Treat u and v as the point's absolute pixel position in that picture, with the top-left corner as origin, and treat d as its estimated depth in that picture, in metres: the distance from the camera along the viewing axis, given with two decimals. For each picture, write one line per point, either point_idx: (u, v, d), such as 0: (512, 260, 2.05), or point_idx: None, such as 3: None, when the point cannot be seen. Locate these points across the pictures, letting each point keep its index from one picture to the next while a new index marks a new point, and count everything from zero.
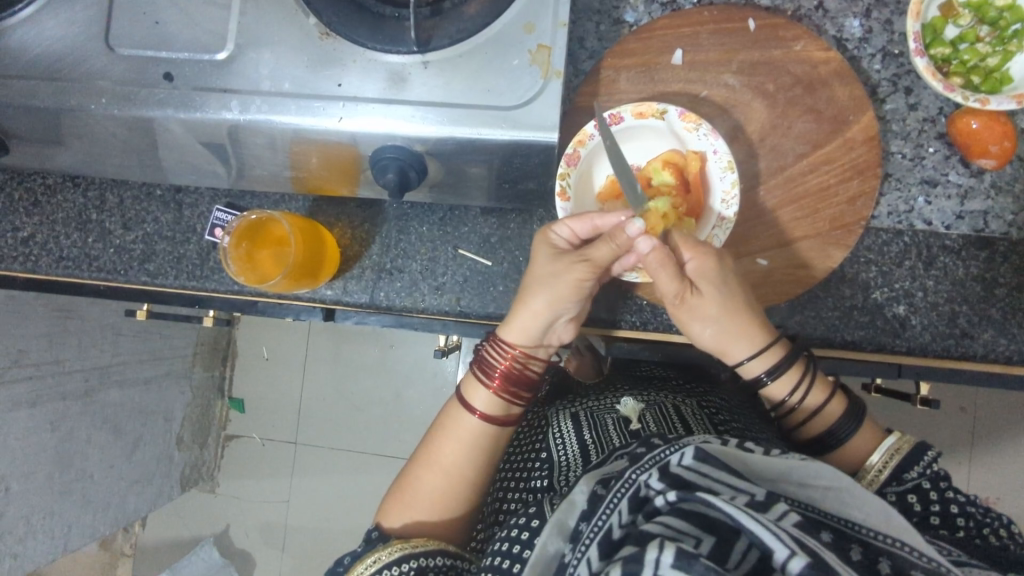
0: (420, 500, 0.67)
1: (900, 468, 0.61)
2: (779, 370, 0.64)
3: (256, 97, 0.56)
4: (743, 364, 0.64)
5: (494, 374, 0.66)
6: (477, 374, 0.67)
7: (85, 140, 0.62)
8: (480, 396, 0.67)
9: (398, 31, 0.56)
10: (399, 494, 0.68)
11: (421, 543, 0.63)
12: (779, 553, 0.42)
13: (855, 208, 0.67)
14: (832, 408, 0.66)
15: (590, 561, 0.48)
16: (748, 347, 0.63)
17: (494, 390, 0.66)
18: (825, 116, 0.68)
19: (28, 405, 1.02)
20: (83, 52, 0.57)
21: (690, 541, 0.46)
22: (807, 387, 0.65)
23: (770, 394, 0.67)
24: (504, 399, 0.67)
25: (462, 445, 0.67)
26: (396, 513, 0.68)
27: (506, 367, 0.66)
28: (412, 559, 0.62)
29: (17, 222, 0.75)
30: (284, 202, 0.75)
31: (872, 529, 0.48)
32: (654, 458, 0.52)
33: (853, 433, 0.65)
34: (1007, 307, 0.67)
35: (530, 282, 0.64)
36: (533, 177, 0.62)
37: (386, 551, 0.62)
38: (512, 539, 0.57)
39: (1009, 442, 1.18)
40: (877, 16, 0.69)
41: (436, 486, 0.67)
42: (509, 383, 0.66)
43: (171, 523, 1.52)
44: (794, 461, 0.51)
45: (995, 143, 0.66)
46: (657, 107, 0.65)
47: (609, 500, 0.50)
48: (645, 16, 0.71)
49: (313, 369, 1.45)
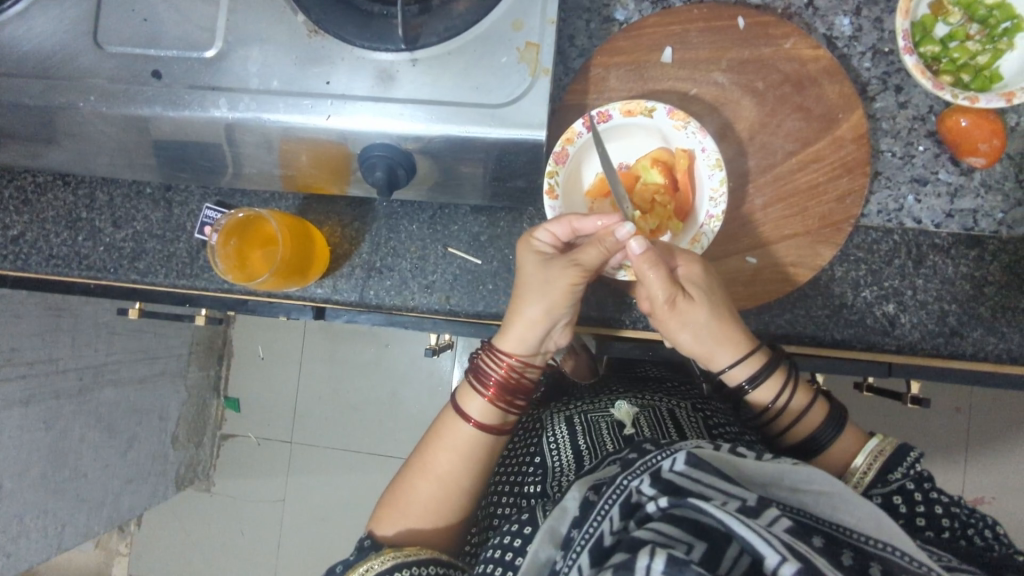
0: (415, 507, 0.67)
1: (884, 471, 0.61)
2: (760, 378, 0.64)
3: (244, 94, 0.56)
4: (728, 371, 0.65)
5: (490, 383, 0.66)
6: (474, 382, 0.67)
7: (76, 138, 0.62)
8: (475, 404, 0.67)
9: (386, 28, 0.56)
10: (393, 502, 0.68)
11: (412, 552, 0.63)
12: (771, 557, 0.42)
13: (844, 206, 0.67)
14: (809, 419, 0.67)
15: (582, 567, 0.48)
16: (732, 353, 0.63)
17: (490, 398, 0.66)
18: (815, 114, 0.68)
19: (22, 403, 1.02)
20: (71, 50, 0.57)
21: (682, 547, 0.45)
22: (790, 394, 0.65)
23: (756, 400, 0.67)
24: (499, 406, 0.67)
25: (458, 453, 0.67)
26: (389, 521, 0.68)
27: (501, 374, 0.66)
28: (406, 567, 0.62)
29: (7, 220, 0.75)
30: (274, 200, 0.75)
31: (864, 534, 0.48)
32: (646, 462, 0.52)
33: (835, 439, 0.66)
34: (997, 305, 0.67)
35: (524, 293, 0.64)
36: (522, 175, 0.62)
37: (379, 559, 0.62)
38: (506, 544, 0.57)
39: (1004, 442, 1.18)
40: (868, 14, 0.69)
41: (431, 492, 0.67)
42: (504, 390, 0.67)
43: (167, 524, 1.51)
44: (787, 465, 0.51)
45: (985, 141, 0.66)
46: (646, 105, 0.64)
47: (601, 506, 0.51)
48: (635, 13, 0.70)
49: (309, 368, 1.45)
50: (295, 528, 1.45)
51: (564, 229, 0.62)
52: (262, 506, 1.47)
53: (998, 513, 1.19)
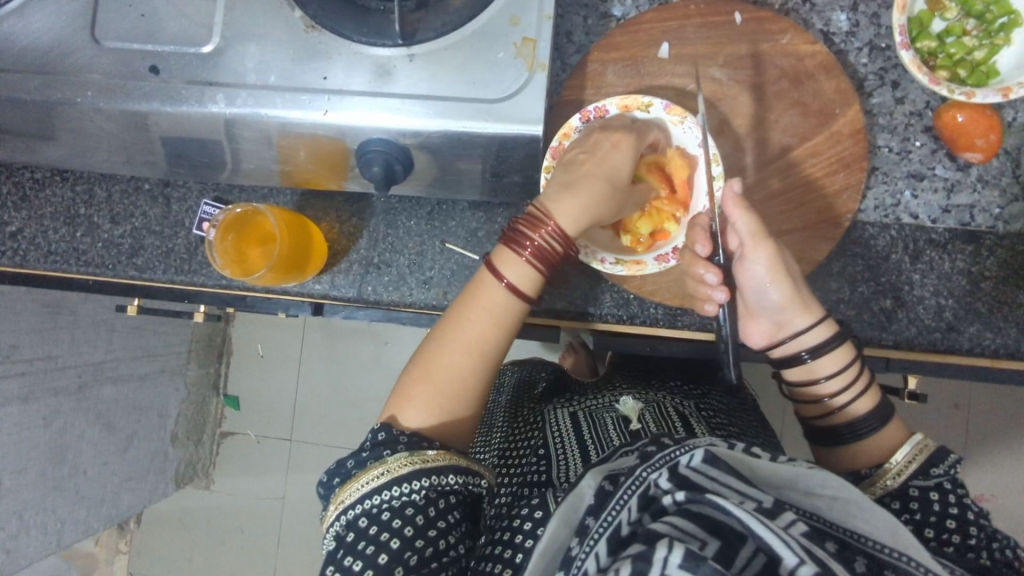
0: (447, 383, 0.60)
1: (929, 463, 0.58)
2: (826, 346, 0.61)
3: (242, 89, 0.56)
4: (797, 339, 0.62)
5: (534, 247, 0.60)
6: (514, 246, 0.61)
7: (75, 135, 0.62)
8: (514, 268, 0.60)
9: (383, 24, 0.56)
10: (421, 378, 0.61)
11: (436, 458, 0.57)
12: (787, 559, 0.42)
13: (842, 201, 0.67)
14: (856, 404, 0.62)
15: (599, 556, 0.48)
16: (804, 315, 0.61)
17: (534, 265, 0.61)
18: (812, 109, 0.68)
19: (21, 400, 1.02)
20: (68, 45, 0.57)
21: (696, 542, 0.45)
22: (843, 380, 0.62)
23: (810, 379, 0.63)
24: (541, 275, 0.62)
25: (496, 319, 0.61)
26: (415, 406, 0.60)
27: (547, 238, 0.60)
28: (425, 477, 0.56)
29: (5, 216, 0.75)
30: (273, 195, 0.75)
31: (878, 542, 0.48)
32: (665, 456, 0.51)
33: (876, 430, 0.61)
34: (994, 300, 0.67)
35: (597, 173, 0.63)
36: (519, 170, 0.62)
37: (397, 463, 0.56)
38: (515, 528, 0.58)
39: (999, 440, 1.19)
40: (865, 9, 0.70)
41: (467, 364, 0.61)
42: (548, 260, 0.61)
43: (166, 521, 1.51)
44: (802, 468, 0.49)
45: (982, 136, 0.66)
46: (643, 100, 0.66)
47: (619, 496, 0.50)
48: (633, 9, 0.71)
49: (308, 366, 1.45)
50: (294, 526, 1.45)
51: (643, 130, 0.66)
52: (261, 503, 1.46)
53: (995, 510, 1.19)
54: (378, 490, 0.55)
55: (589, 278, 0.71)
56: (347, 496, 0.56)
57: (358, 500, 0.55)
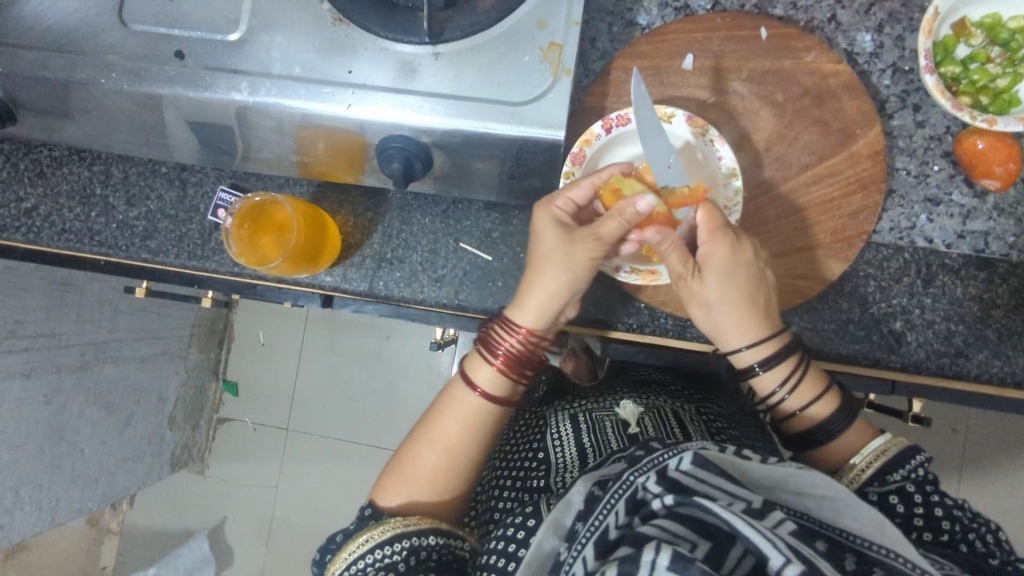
0: (418, 478, 0.64)
1: (883, 471, 0.58)
2: (773, 360, 0.61)
3: (266, 79, 0.56)
4: (740, 353, 0.62)
5: (500, 353, 0.63)
6: (482, 352, 0.63)
7: (96, 114, 0.62)
8: (483, 373, 0.63)
9: (411, 22, 0.56)
10: (397, 473, 0.65)
11: (415, 521, 0.61)
12: (774, 559, 0.42)
13: (858, 222, 0.68)
14: (813, 409, 0.62)
15: (587, 560, 0.48)
16: (745, 334, 0.61)
17: (500, 368, 0.63)
18: (833, 128, 0.68)
19: (23, 375, 1.02)
20: (95, 26, 0.57)
21: (686, 545, 0.46)
22: (791, 387, 0.62)
23: (761, 387, 0.64)
24: (510, 379, 0.63)
25: (470, 424, 0.64)
26: (390, 495, 0.64)
27: (516, 346, 0.62)
28: (405, 538, 0.60)
29: (22, 192, 0.75)
30: (289, 185, 0.75)
31: (864, 538, 0.47)
32: (652, 460, 0.50)
33: (844, 430, 0.62)
34: (1004, 328, 0.67)
35: (543, 260, 0.61)
36: (538, 174, 0.62)
37: (379, 529, 0.60)
38: (509, 537, 0.58)
39: (994, 466, 1.19)
40: (890, 31, 0.70)
41: (436, 462, 0.64)
42: (516, 363, 0.63)
43: (159, 506, 1.50)
44: (792, 469, 0.49)
45: (1001, 164, 0.66)
46: (666, 111, 0.66)
47: (606, 501, 0.50)
48: (658, 19, 0.71)
49: (309, 357, 1.45)
50: (286, 513, 1.44)
51: (585, 190, 0.61)
52: (256, 494, 1.46)
53: None
54: (363, 553, 0.59)
55: (599, 285, 0.71)
56: (338, 566, 0.60)
57: (347, 566, 0.60)
